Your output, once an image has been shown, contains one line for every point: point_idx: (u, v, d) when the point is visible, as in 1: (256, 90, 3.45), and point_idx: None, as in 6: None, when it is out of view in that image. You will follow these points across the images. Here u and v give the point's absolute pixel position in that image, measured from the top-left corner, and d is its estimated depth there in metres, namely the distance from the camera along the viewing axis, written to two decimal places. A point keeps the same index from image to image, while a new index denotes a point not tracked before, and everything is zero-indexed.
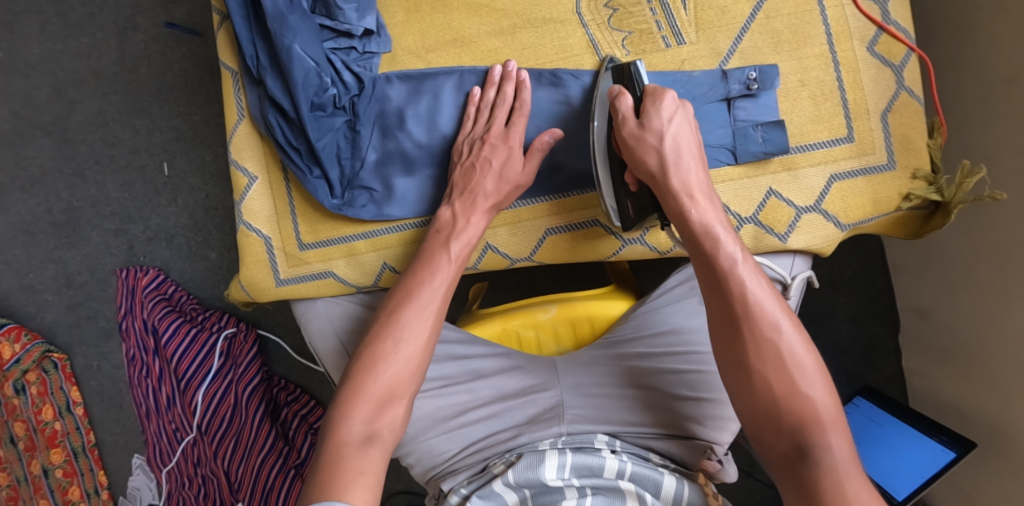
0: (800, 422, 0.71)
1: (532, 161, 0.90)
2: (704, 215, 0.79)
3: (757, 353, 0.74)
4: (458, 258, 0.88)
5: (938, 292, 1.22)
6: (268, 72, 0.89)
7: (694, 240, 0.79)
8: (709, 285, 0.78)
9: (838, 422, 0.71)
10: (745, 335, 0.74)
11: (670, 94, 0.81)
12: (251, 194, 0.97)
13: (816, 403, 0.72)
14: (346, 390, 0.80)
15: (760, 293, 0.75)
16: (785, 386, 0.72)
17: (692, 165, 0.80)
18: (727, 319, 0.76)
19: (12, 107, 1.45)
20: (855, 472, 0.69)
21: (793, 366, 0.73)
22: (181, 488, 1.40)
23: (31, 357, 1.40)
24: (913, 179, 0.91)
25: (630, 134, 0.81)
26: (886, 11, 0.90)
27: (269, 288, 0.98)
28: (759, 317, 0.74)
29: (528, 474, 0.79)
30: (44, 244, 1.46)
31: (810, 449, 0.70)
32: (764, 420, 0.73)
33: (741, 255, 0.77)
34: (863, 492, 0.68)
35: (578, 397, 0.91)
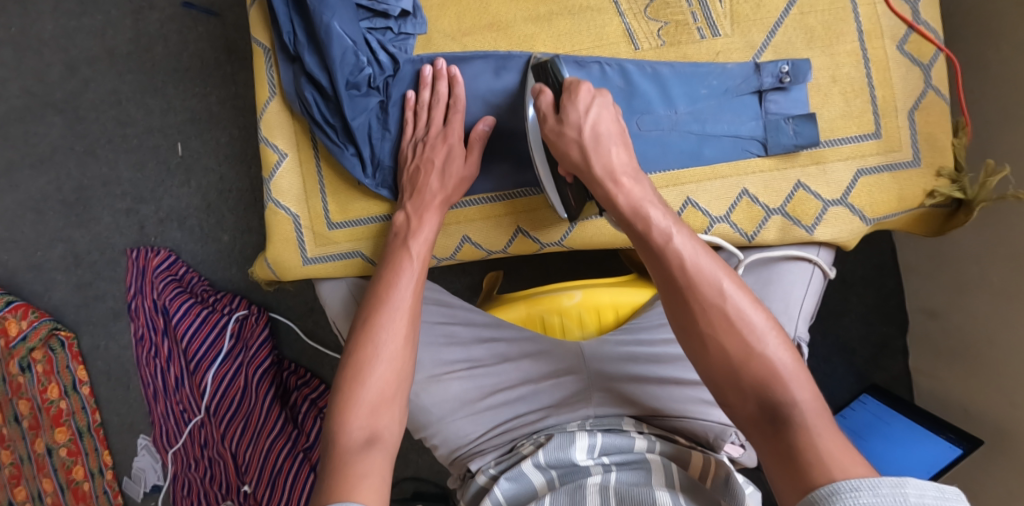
0: (763, 379, 0.68)
1: (474, 152, 0.90)
2: (633, 196, 0.78)
3: (707, 319, 0.71)
4: (422, 252, 0.88)
5: (950, 293, 1.23)
6: (306, 49, 0.89)
7: (626, 222, 0.78)
8: (654, 271, 0.75)
9: (797, 373, 0.68)
10: (694, 303, 0.72)
11: (583, 84, 0.81)
12: (281, 172, 0.97)
13: (775, 352, 0.69)
14: (340, 394, 0.77)
15: (700, 262, 0.73)
16: (740, 347, 0.69)
17: (619, 154, 0.79)
18: (672, 293, 0.73)
19: (25, 84, 1.44)
20: (825, 418, 0.66)
21: (746, 324, 0.70)
22: (187, 469, 1.41)
23: (37, 334, 1.39)
24: (938, 176, 0.93)
25: (553, 130, 0.81)
26: (917, 11, 0.91)
27: (295, 267, 0.99)
28: (703, 280, 0.72)
29: (559, 454, 0.80)
30: (53, 223, 1.46)
31: (774, 405, 0.67)
32: (727, 384, 0.70)
33: (675, 226, 0.75)
34: (836, 440, 0.64)
35: (608, 381, 0.90)
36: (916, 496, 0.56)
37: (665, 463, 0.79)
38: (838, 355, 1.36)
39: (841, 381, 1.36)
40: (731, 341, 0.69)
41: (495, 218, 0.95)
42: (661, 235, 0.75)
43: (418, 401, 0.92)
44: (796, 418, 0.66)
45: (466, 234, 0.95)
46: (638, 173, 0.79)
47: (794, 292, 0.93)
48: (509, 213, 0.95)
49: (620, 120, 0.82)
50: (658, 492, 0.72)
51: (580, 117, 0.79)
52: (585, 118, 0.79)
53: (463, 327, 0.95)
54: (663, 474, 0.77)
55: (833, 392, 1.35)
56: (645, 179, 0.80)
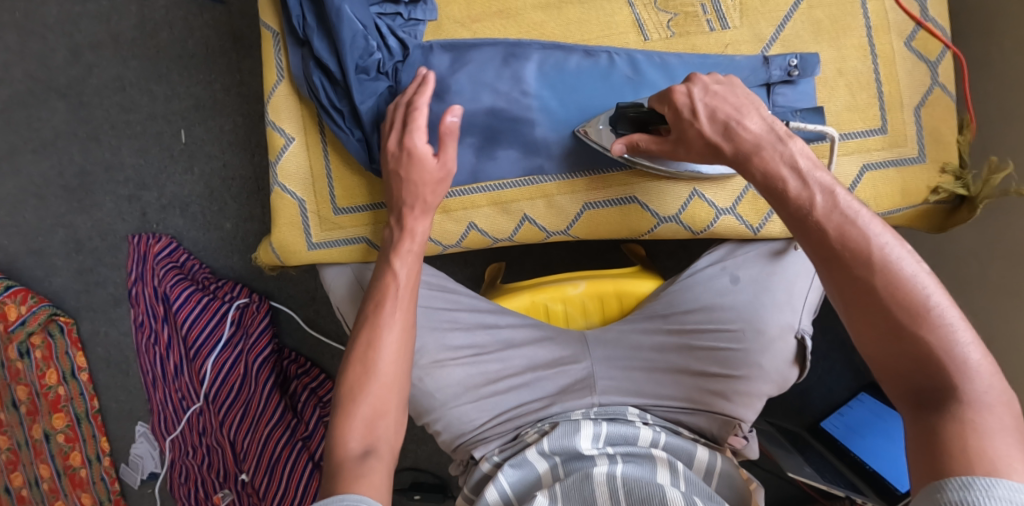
0: (926, 360, 0.62)
1: (446, 145, 0.87)
2: (778, 170, 0.74)
3: (866, 284, 0.66)
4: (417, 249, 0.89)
5: (950, 291, 1.24)
6: (315, 32, 0.89)
7: (772, 194, 0.74)
8: (807, 241, 0.71)
9: (975, 364, 0.61)
10: (854, 267, 0.67)
11: (676, 90, 0.82)
12: (287, 155, 0.98)
13: (950, 332, 0.62)
14: (341, 407, 0.78)
15: (869, 233, 0.67)
16: (906, 327, 0.64)
17: (753, 125, 0.76)
18: (828, 262, 0.68)
19: (28, 69, 1.44)
20: (998, 416, 0.59)
21: (917, 296, 0.64)
22: (185, 457, 1.41)
23: (37, 320, 1.38)
24: (942, 172, 0.93)
25: (685, 158, 0.83)
26: (925, 8, 0.92)
27: (301, 251, 1.00)
28: (866, 243, 0.67)
29: (563, 441, 0.81)
30: (55, 208, 1.46)
31: (939, 396, 0.61)
32: (887, 360, 0.65)
33: (838, 195, 0.70)
34: (1010, 443, 0.58)
35: (610, 368, 0.92)
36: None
37: (672, 461, 0.78)
38: (835, 352, 1.35)
39: (839, 378, 1.36)
40: (897, 316, 0.64)
41: (501, 205, 0.95)
42: (816, 195, 0.71)
43: (421, 386, 0.92)
44: (964, 407, 0.60)
45: (473, 221, 0.96)
46: (783, 138, 0.75)
47: (798, 284, 0.91)
48: (516, 201, 0.95)
49: (743, 93, 0.80)
50: (668, 489, 0.72)
51: (693, 124, 0.80)
52: (696, 116, 0.79)
53: (468, 313, 0.95)
54: (667, 468, 0.77)
55: (831, 389, 1.34)
56: (795, 139, 0.75)
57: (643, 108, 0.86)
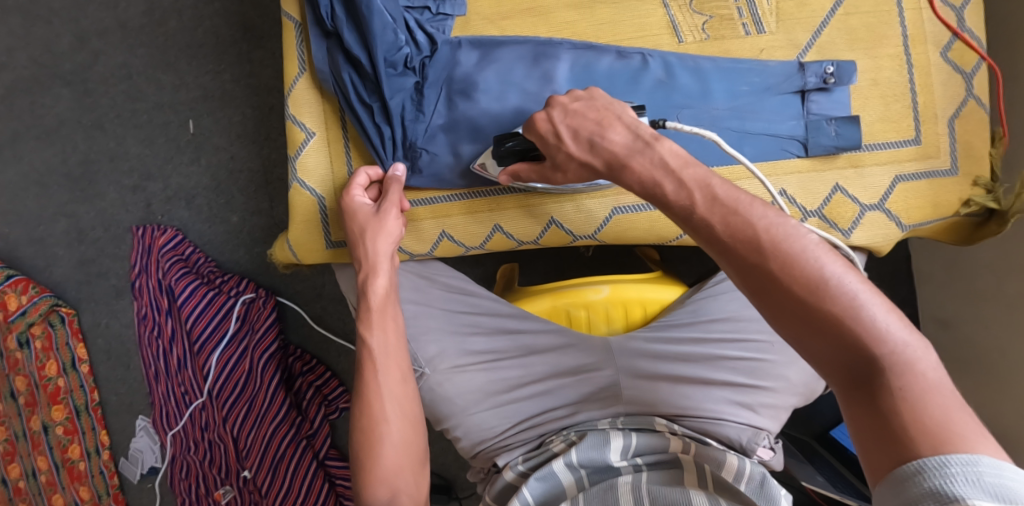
0: (840, 336, 0.57)
1: (392, 195, 0.88)
2: (653, 167, 0.69)
3: (761, 270, 0.60)
4: (379, 306, 0.86)
5: (962, 302, 1.19)
6: (343, 24, 0.87)
7: (651, 194, 0.69)
8: (697, 233, 0.65)
9: (890, 325, 0.57)
10: (746, 255, 0.61)
11: (537, 118, 0.79)
12: (307, 151, 0.95)
13: (854, 299, 0.57)
14: (360, 471, 0.81)
15: (749, 216, 0.62)
16: (816, 310, 0.58)
17: (616, 136, 0.72)
18: (722, 253, 0.63)
19: (32, 54, 1.41)
20: (926, 375, 0.55)
21: (812, 270, 0.59)
22: (187, 452, 1.38)
23: (37, 310, 1.35)
24: (973, 185, 0.92)
25: (563, 182, 0.81)
26: (962, 18, 0.90)
27: (318, 249, 0.98)
28: (750, 227, 0.61)
29: (591, 454, 0.80)
30: (57, 197, 1.43)
31: (864, 369, 0.56)
32: (807, 345, 0.59)
33: (710, 183, 0.65)
34: (945, 405, 0.54)
35: (634, 379, 0.89)
36: (991, 477, 0.49)
37: (699, 465, 0.78)
38: None
39: None
40: (800, 298, 0.58)
41: (528, 208, 0.93)
42: (692, 191, 0.65)
43: (441, 390, 0.91)
44: (890, 377, 0.55)
45: (498, 223, 0.94)
46: (649, 143, 0.70)
47: None
48: (544, 204, 0.93)
49: (603, 105, 0.76)
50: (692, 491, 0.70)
51: (560, 147, 0.77)
52: (560, 139, 0.77)
53: (488, 318, 0.94)
54: (695, 474, 0.77)
55: None
56: (663, 140, 0.70)
57: (518, 138, 0.83)
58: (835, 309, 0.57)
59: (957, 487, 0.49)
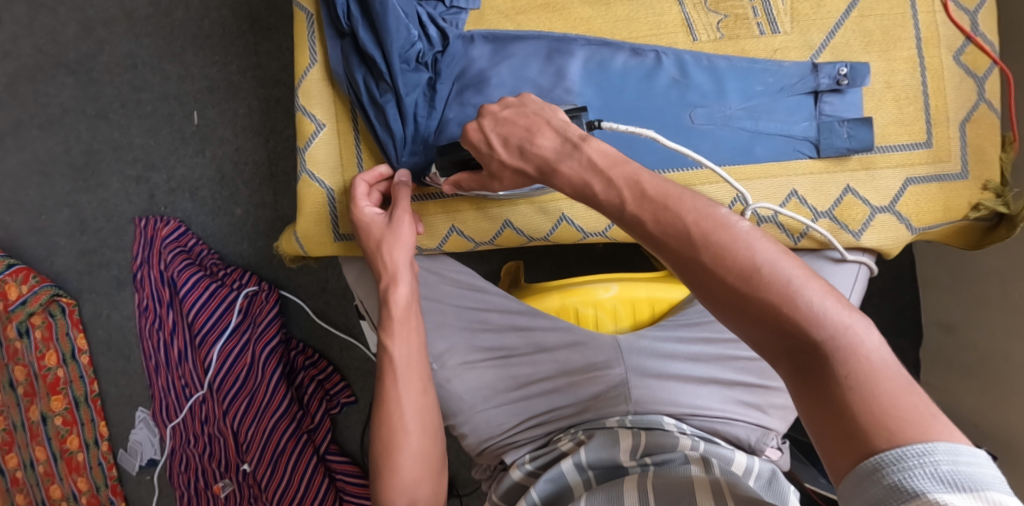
0: (781, 326, 0.54)
1: (400, 199, 0.88)
2: (580, 166, 0.65)
3: (695, 266, 0.58)
4: (400, 313, 0.86)
5: (968, 308, 1.18)
6: (358, 22, 0.87)
7: (581, 194, 0.66)
8: (631, 229, 0.62)
9: (830, 310, 0.54)
10: (677, 249, 0.59)
11: (469, 127, 0.76)
12: (317, 143, 0.95)
13: (790, 287, 0.55)
14: (380, 480, 0.83)
15: (678, 208, 0.59)
16: (750, 301, 0.55)
17: (543, 142, 0.68)
18: (656, 248, 0.60)
19: (36, 42, 1.40)
20: (871, 356, 0.52)
21: (744, 260, 0.56)
22: (186, 445, 1.37)
23: (38, 300, 1.35)
24: (984, 190, 0.92)
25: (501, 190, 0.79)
26: (976, 22, 0.90)
27: (326, 243, 0.97)
28: (680, 221, 0.59)
29: (600, 454, 0.80)
30: (59, 187, 1.42)
31: (810, 359, 0.53)
32: (750, 339, 0.56)
33: (638, 176, 0.62)
34: (896, 391, 0.51)
35: (645, 377, 0.89)
36: (948, 465, 0.47)
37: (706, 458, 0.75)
38: None
39: None
40: (735, 291, 0.56)
41: (539, 204, 0.93)
42: (620, 189, 0.62)
43: (450, 387, 0.93)
44: (836, 365, 0.52)
45: (508, 219, 0.94)
46: (577, 145, 0.66)
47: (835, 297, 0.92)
48: (555, 200, 0.92)
49: (532, 110, 0.72)
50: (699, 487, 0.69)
51: (493, 155, 0.73)
52: (492, 148, 0.73)
53: (498, 315, 0.94)
54: (703, 465, 0.74)
55: None
56: (590, 140, 0.66)
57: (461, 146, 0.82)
58: (771, 298, 0.55)
59: (916, 482, 0.47)
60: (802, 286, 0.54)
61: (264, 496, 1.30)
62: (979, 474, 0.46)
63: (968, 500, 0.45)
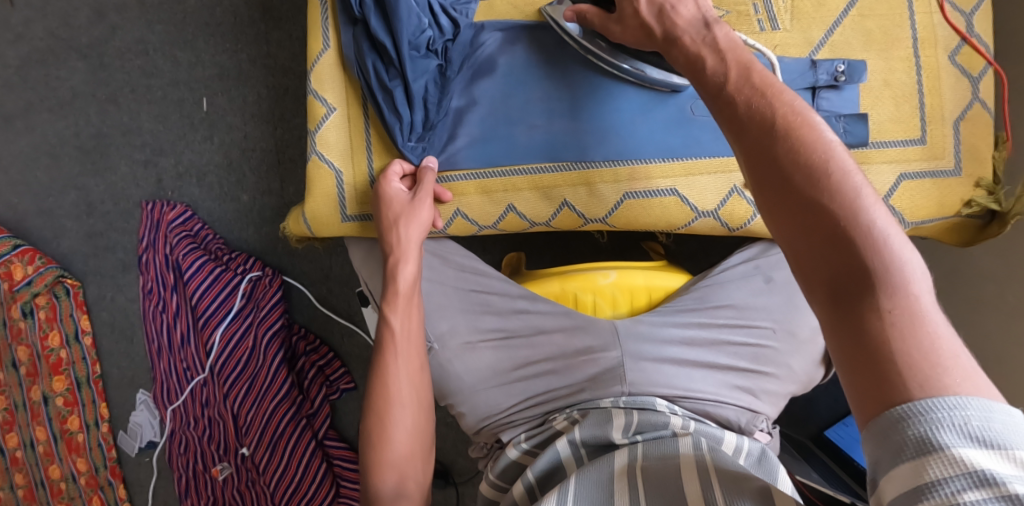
0: (835, 238, 0.58)
1: (425, 184, 0.92)
2: (698, 52, 0.75)
3: (769, 152, 0.63)
4: (405, 293, 0.90)
5: (960, 309, 1.20)
6: (371, 11, 0.89)
7: (697, 76, 0.74)
8: (727, 122, 0.69)
9: (891, 239, 0.57)
10: (765, 142, 0.64)
11: None
12: (327, 125, 0.97)
13: (856, 197, 0.59)
14: (371, 453, 0.86)
15: (782, 104, 0.65)
16: (815, 205, 0.59)
17: (685, 9, 0.77)
18: (744, 138, 0.66)
19: (49, 26, 1.42)
20: (917, 296, 0.54)
21: (822, 166, 0.60)
22: (186, 428, 1.38)
23: (42, 281, 1.37)
24: (976, 187, 0.94)
25: (621, 39, 0.84)
26: (971, 24, 0.92)
27: (333, 224, 0.99)
28: (772, 110, 0.65)
29: (593, 431, 0.82)
30: (68, 169, 1.45)
31: (857, 277, 0.56)
32: (801, 246, 0.60)
33: (753, 72, 0.69)
34: (930, 335, 0.53)
35: (642, 361, 0.90)
36: (977, 421, 0.48)
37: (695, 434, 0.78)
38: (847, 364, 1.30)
39: None
40: (805, 189, 0.60)
41: (543, 190, 0.95)
42: (732, 72, 0.70)
43: (450, 367, 0.95)
44: (882, 294, 0.55)
45: (512, 203, 0.96)
46: (708, 24, 0.76)
47: None
48: (557, 186, 0.95)
49: None
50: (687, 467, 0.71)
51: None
52: None
53: (499, 298, 0.96)
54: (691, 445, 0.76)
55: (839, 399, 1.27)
56: (723, 26, 0.75)
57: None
58: (840, 207, 0.58)
59: (941, 435, 0.48)
60: (867, 202, 0.57)
61: (261, 480, 1.32)
62: (1008, 432, 0.48)
63: (992, 456, 0.47)
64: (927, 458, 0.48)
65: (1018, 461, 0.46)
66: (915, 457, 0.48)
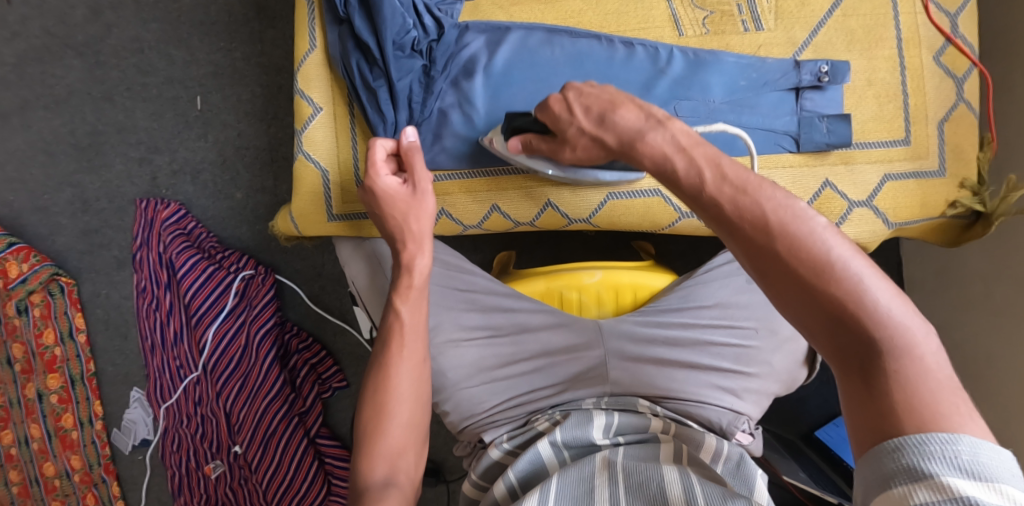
0: (841, 320, 0.56)
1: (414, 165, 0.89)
2: (664, 137, 0.69)
3: (767, 253, 0.58)
4: (418, 287, 0.89)
5: (949, 309, 1.19)
6: (356, 11, 0.90)
7: (658, 167, 0.67)
8: (703, 211, 0.63)
9: (896, 311, 0.55)
10: (753, 234, 0.59)
11: (552, 98, 0.84)
12: (314, 125, 0.98)
13: (861, 283, 0.56)
14: (364, 447, 0.83)
15: (761, 193, 0.59)
16: (817, 294, 0.56)
17: (627, 117, 0.74)
18: (727, 232, 0.60)
19: (45, 24, 1.42)
20: (924, 357, 0.54)
21: (818, 254, 0.56)
22: (179, 425, 1.39)
23: (38, 278, 1.37)
24: (960, 188, 0.94)
25: (572, 158, 0.84)
26: (956, 25, 0.92)
27: (320, 221, 1.00)
28: (756, 209, 0.59)
29: (575, 432, 0.82)
30: (63, 166, 1.45)
31: (869, 354, 0.55)
32: (806, 326, 0.58)
33: (721, 158, 0.63)
34: (946, 395, 0.53)
35: (623, 360, 0.92)
36: (967, 455, 0.50)
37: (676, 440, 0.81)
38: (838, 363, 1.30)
39: None
40: (803, 279, 0.57)
41: (527, 190, 0.96)
42: (701, 168, 0.63)
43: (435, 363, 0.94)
44: (893, 364, 0.54)
45: (496, 203, 0.97)
46: (661, 123, 0.71)
47: None
48: (542, 186, 0.96)
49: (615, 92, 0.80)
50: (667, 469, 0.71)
51: (572, 122, 0.81)
52: (573, 116, 0.80)
53: (484, 296, 0.97)
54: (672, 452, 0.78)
55: (830, 399, 1.27)
56: (672, 121, 0.70)
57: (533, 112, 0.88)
58: (842, 291, 0.55)
59: (931, 465, 0.50)
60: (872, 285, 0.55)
61: (254, 478, 1.33)
62: (997, 469, 0.49)
63: (979, 488, 0.48)
64: (915, 484, 0.49)
65: (1003, 495, 0.48)
66: (904, 483, 0.50)
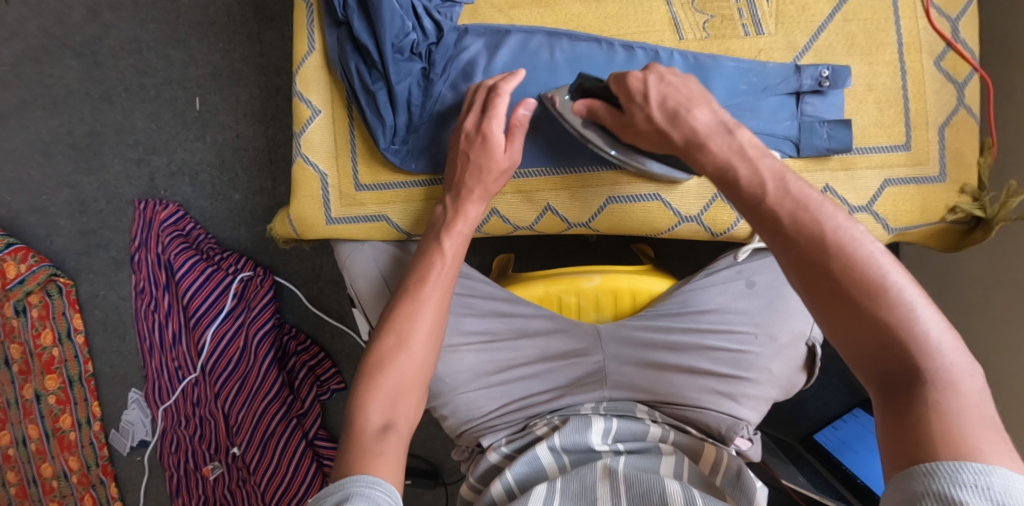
0: (887, 343, 0.58)
1: (515, 137, 0.89)
2: (726, 155, 0.72)
3: (823, 268, 0.61)
4: (464, 233, 0.90)
5: (950, 313, 1.19)
6: (355, 13, 0.89)
7: (720, 179, 0.72)
8: (763, 224, 0.66)
9: (942, 342, 0.57)
10: (810, 251, 0.62)
11: (631, 74, 0.83)
12: (312, 128, 0.98)
13: (911, 312, 0.58)
14: (365, 379, 0.79)
15: (823, 212, 0.63)
16: (868, 315, 0.59)
17: (703, 115, 0.76)
18: (784, 245, 0.64)
19: (43, 24, 1.42)
20: (964, 390, 0.56)
21: (874, 277, 0.59)
22: (178, 426, 1.39)
23: (36, 279, 1.37)
24: (961, 193, 0.94)
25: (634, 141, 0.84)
26: (957, 29, 0.92)
27: (318, 225, 1.00)
28: (816, 224, 0.63)
29: (574, 437, 0.82)
30: (61, 167, 1.44)
31: (912, 379, 0.57)
32: (852, 346, 0.60)
33: (788, 174, 0.68)
34: (982, 427, 0.54)
35: (621, 365, 0.93)
36: (1000, 487, 0.50)
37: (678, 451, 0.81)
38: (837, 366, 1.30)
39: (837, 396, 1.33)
40: (856, 299, 0.59)
41: (525, 194, 0.96)
42: (764, 178, 0.68)
43: None
44: (934, 391, 0.56)
45: (494, 207, 0.97)
46: (729, 129, 0.74)
47: None
48: (539, 190, 0.96)
49: (696, 86, 0.81)
50: (668, 481, 0.71)
51: (643, 107, 0.81)
52: (647, 102, 0.80)
53: (482, 300, 0.96)
54: (672, 465, 0.79)
55: (829, 402, 1.26)
56: (742, 130, 0.74)
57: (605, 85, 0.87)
58: (892, 316, 0.58)
59: (961, 493, 0.50)
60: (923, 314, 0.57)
61: (252, 479, 1.33)
62: None
63: None
64: None
65: None
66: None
